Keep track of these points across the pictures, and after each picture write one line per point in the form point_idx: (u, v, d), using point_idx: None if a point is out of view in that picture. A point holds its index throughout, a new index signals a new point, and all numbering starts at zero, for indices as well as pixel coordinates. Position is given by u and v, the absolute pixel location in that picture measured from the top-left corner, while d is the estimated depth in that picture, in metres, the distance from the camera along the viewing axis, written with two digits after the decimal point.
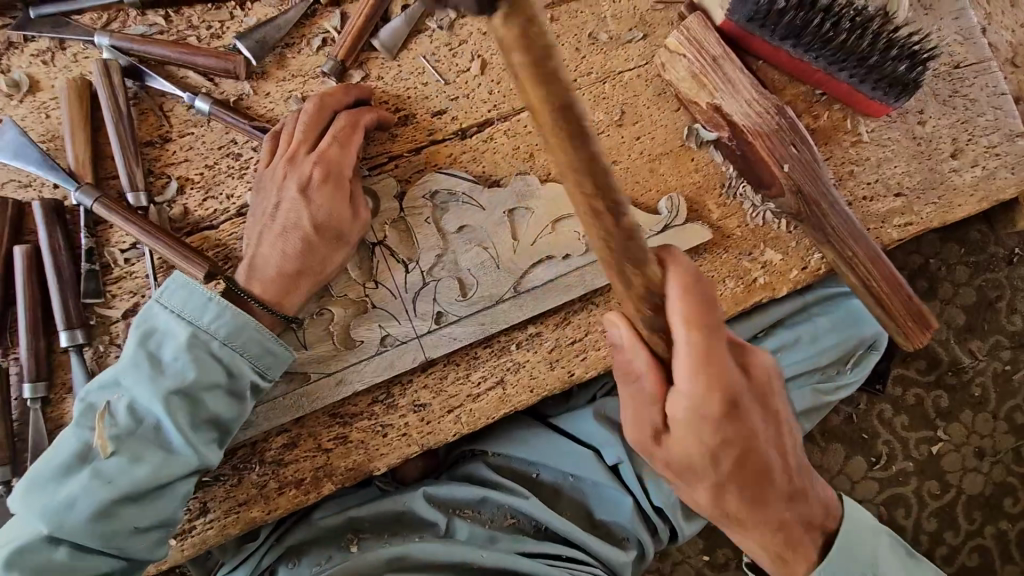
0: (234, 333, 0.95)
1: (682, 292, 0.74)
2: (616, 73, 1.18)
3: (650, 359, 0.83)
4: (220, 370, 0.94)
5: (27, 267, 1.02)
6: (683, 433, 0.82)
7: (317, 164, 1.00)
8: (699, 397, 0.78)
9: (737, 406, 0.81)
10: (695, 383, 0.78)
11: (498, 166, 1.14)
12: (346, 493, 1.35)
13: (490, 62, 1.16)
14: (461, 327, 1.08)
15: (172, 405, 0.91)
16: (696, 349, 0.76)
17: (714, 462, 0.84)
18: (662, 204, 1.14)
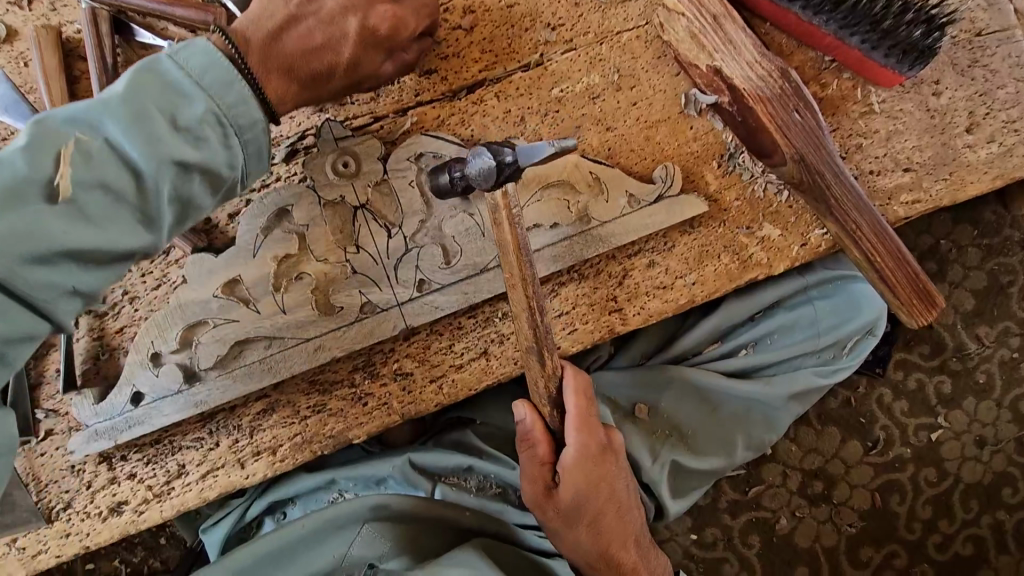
0: (248, 121, 0.72)
1: (576, 384, 0.90)
2: (614, 33, 1.12)
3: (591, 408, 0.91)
4: (220, 146, 0.70)
5: None
6: (574, 475, 0.90)
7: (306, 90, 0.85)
8: (585, 450, 0.90)
9: (606, 461, 0.92)
10: (580, 444, 0.90)
11: (486, 131, 1.10)
12: (333, 454, 1.37)
13: (482, 19, 1.11)
14: (443, 296, 1.04)
15: (159, 172, 0.67)
16: (581, 416, 0.90)
17: (592, 501, 0.92)
18: (656, 172, 1.09)
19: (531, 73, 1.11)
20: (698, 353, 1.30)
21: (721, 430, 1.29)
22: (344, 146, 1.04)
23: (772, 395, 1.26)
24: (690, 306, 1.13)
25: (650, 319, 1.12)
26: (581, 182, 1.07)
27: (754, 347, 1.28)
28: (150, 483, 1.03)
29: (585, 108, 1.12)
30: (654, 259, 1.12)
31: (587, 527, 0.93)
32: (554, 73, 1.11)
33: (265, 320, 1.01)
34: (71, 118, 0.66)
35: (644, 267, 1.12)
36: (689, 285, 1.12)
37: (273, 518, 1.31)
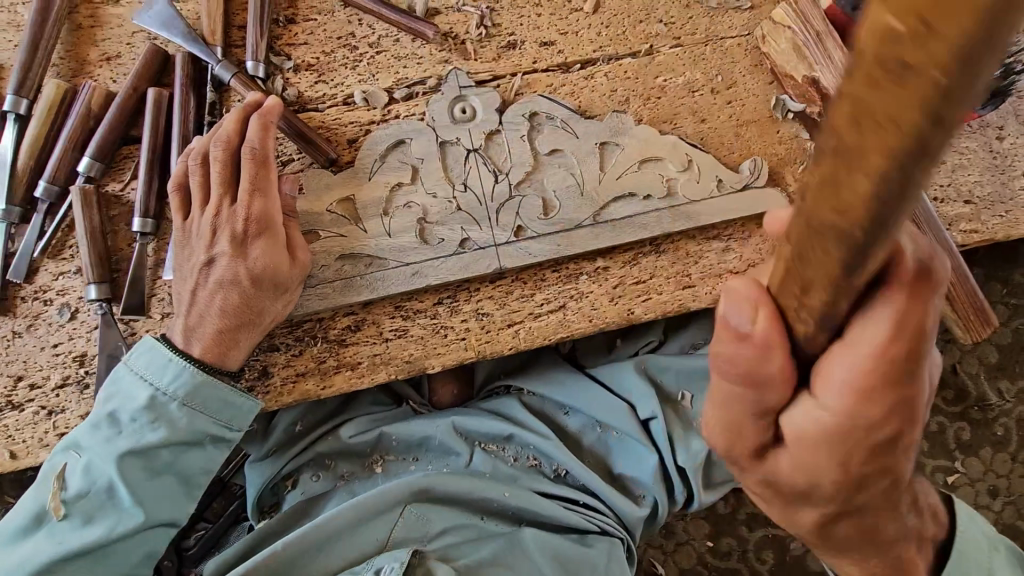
0: (192, 391, 0.97)
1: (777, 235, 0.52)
2: (718, 38, 1.23)
3: (873, 352, 0.56)
4: (182, 430, 0.97)
5: (156, 108, 1.06)
6: (873, 413, 0.59)
7: (245, 219, 0.98)
8: (875, 369, 0.56)
9: (911, 397, 0.59)
10: (867, 377, 0.57)
11: (592, 104, 1.18)
12: (380, 410, 1.30)
13: (604, 5, 1.22)
14: (538, 244, 1.11)
15: (140, 442, 0.94)
16: (883, 341, 0.54)
17: (843, 469, 0.65)
18: (744, 164, 1.18)
19: (639, 60, 1.21)
20: None
21: None
22: (465, 93, 1.13)
23: None
24: (759, 295, 1.20)
25: (721, 299, 1.18)
26: (677, 161, 1.15)
27: None
28: None
29: (683, 99, 1.21)
30: (731, 245, 1.19)
31: (841, 505, 0.70)
32: (659, 64, 1.21)
33: (369, 239, 1.07)
34: (127, 416, 0.95)
35: (720, 250, 1.18)
36: (760, 274, 1.19)
37: (309, 473, 1.25)
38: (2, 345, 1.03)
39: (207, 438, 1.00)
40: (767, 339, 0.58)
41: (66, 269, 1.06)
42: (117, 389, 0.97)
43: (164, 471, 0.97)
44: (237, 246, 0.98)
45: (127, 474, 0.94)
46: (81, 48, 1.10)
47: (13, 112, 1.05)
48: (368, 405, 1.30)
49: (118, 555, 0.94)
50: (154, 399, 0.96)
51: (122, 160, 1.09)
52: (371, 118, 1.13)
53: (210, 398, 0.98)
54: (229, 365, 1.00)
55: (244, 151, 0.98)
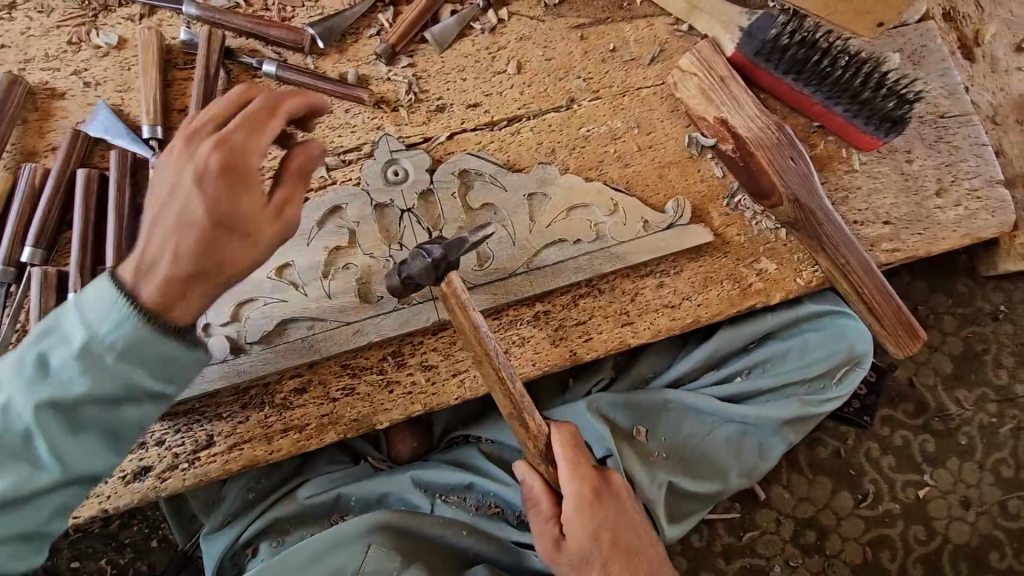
0: (87, 362, 0.78)
1: (564, 441, 1.03)
2: (635, 88, 1.32)
3: (579, 458, 1.03)
4: (52, 443, 0.79)
5: (88, 189, 1.10)
6: (579, 527, 1.04)
7: (217, 146, 0.81)
8: (581, 490, 1.03)
9: (601, 500, 1.05)
10: (577, 488, 1.03)
11: (520, 158, 1.25)
12: (334, 470, 1.30)
13: (525, 66, 1.30)
14: (476, 295, 1.15)
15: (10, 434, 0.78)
16: (573, 458, 1.03)
17: (598, 542, 1.05)
18: (668, 205, 1.24)
19: (563, 113, 1.29)
20: (695, 378, 1.35)
21: (714, 458, 1.32)
22: (396, 156, 1.18)
23: (764, 421, 1.29)
24: (697, 326, 1.24)
25: (658, 334, 1.22)
26: (603, 206, 1.21)
27: (749, 374, 1.33)
28: (177, 451, 1.07)
29: (607, 146, 1.28)
30: (664, 280, 1.24)
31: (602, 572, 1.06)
32: (582, 115, 1.29)
33: (311, 302, 1.11)
34: None
35: (654, 286, 1.23)
36: (694, 305, 1.24)
37: (269, 540, 1.24)
38: None
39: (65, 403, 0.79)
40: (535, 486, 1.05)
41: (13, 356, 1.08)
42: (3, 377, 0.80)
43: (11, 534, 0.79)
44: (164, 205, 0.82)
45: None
46: (28, 140, 1.15)
47: None
48: (325, 465, 1.31)
49: None
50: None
51: (64, 244, 1.12)
52: (310, 186, 1.19)
53: (128, 317, 0.78)
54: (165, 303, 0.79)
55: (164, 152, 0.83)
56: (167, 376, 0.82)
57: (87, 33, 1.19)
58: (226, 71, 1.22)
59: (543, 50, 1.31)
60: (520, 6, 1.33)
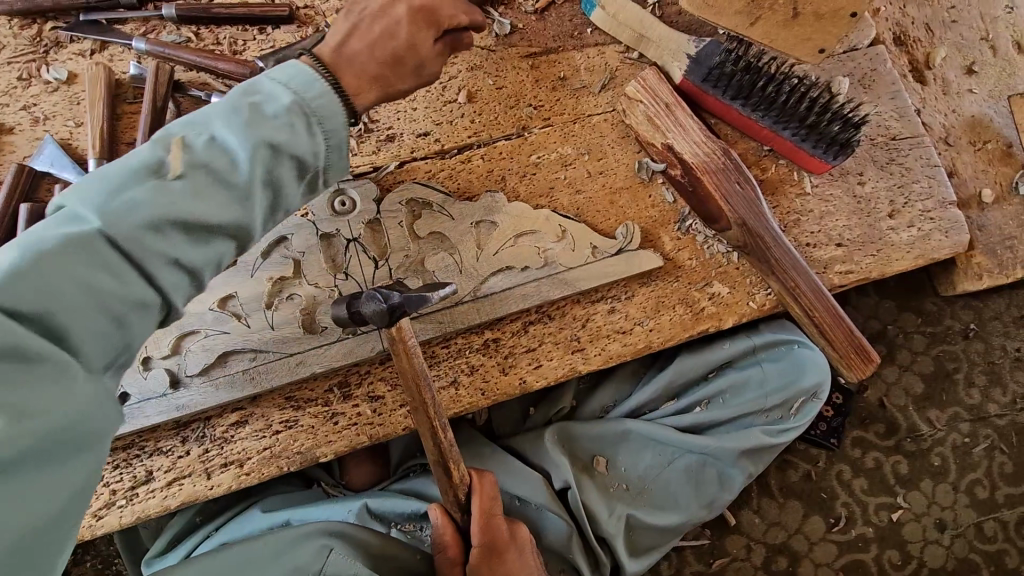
0: (166, 187, 0.68)
1: (480, 493, 1.02)
2: (585, 116, 1.33)
3: (491, 511, 1.03)
4: (141, 283, 0.68)
5: (29, 225, 1.09)
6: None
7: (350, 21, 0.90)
8: (487, 542, 1.02)
9: (504, 554, 1.04)
10: (486, 540, 1.02)
11: (470, 186, 1.26)
12: (287, 495, 1.29)
13: (476, 95, 1.32)
14: (423, 324, 1.15)
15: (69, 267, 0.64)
16: (485, 510, 1.02)
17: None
18: (618, 230, 1.24)
19: (513, 141, 1.30)
20: (655, 408, 1.34)
21: (674, 490, 1.30)
22: (344, 187, 1.17)
23: (722, 452, 1.28)
24: (648, 351, 1.24)
25: (609, 360, 1.21)
26: (551, 233, 1.20)
27: (708, 404, 1.32)
28: (114, 487, 1.05)
29: (557, 173, 1.29)
30: (615, 306, 1.23)
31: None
32: (533, 143, 1.30)
33: (252, 335, 1.10)
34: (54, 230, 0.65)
35: (605, 312, 1.23)
36: (646, 331, 1.23)
37: None
38: None
39: (166, 223, 0.68)
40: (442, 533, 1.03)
41: None
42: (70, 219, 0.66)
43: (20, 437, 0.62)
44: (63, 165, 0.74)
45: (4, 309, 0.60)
46: None
47: None
48: (279, 488, 1.31)
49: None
50: (67, 248, 0.64)
51: None
52: None
53: (295, 86, 0.77)
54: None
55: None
56: (313, 144, 0.76)
57: (38, 68, 1.20)
58: (175, 104, 1.23)
59: (493, 79, 1.33)
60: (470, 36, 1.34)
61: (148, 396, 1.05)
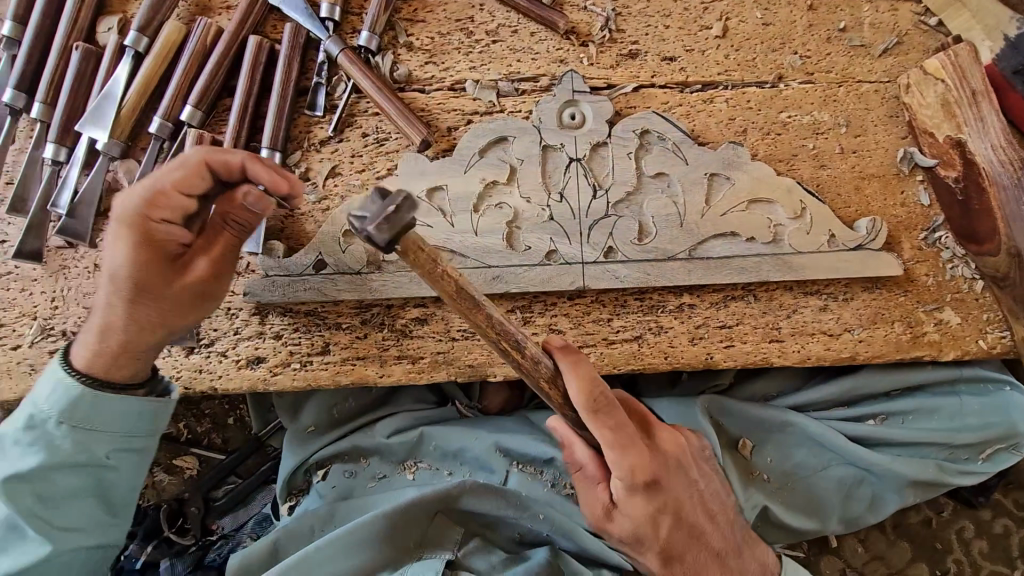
0: (69, 412, 0.91)
1: (581, 389, 0.79)
2: (855, 80, 1.14)
3: (608, 419, 0.82)
4: (50, 406, 0.92)
5: (257, 60, 1.04)
6: (634, 513, 0.89)
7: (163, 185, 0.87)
8: (636, 474, 0.85)
9: (660, 485, 0.88)
10: (626, 475, 0.84)
11: (706, 131, 1.11)
12: (419, 409, 1.26)
13: (736, 27, 1.14)
14: (626, 268, 1.05)
15: (13, 495, 0.91)
16: (613, 433, 0.82)
17: (656, 530, 0.93)
18: (861, 222, 1.09)
19: (767, 91, 1.13)
20: (821, 409, 1.20)
21: (820, 497, 1.18)
22: (577, 99, 1.07)
23: (889, 474, 1.15)
24: (850, 362, 1.11)
25: (807, 360, 1.10)
26: (789, 208, 1.07)
27: (885, 420, 1.18)
28: (293, 350, 1.05)
29: (805, 140, 1.12)
30: (829, 305, 1.10)
31: (660, 554, 0.95)
32: (787, 98, 1.13)
33: (456, 235, 1.04)
34: (38, 488, 0.92)
35: (816, 308, 1.10)
36: (855, 340, 1.10)
37: (341, 467, 1.23)
38: (83, 275, 1.04)
39: (85, 436, 0.93)
40: (583, 457, 0.92)
41: None
42: (47, 438, 0.92)
43: (111, 457, 0.95)
44: (134, 309, 0.90)
45: (15, 501, 0.91)
46: None
47: (131, 49, 1.02)
48: (411, 403, 1.27)
49: (71, 513, 0.94)
50: (53, 392, 0.92)
51: (220, 112, 1.07)
52: (476, 109, 1.09)
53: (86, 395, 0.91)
54: (116, 377, 0.93)
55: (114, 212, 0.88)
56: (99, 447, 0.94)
57: None
58: None
59: (761, 13, 1.14)
60: None
61: (344, 271, 1.03)
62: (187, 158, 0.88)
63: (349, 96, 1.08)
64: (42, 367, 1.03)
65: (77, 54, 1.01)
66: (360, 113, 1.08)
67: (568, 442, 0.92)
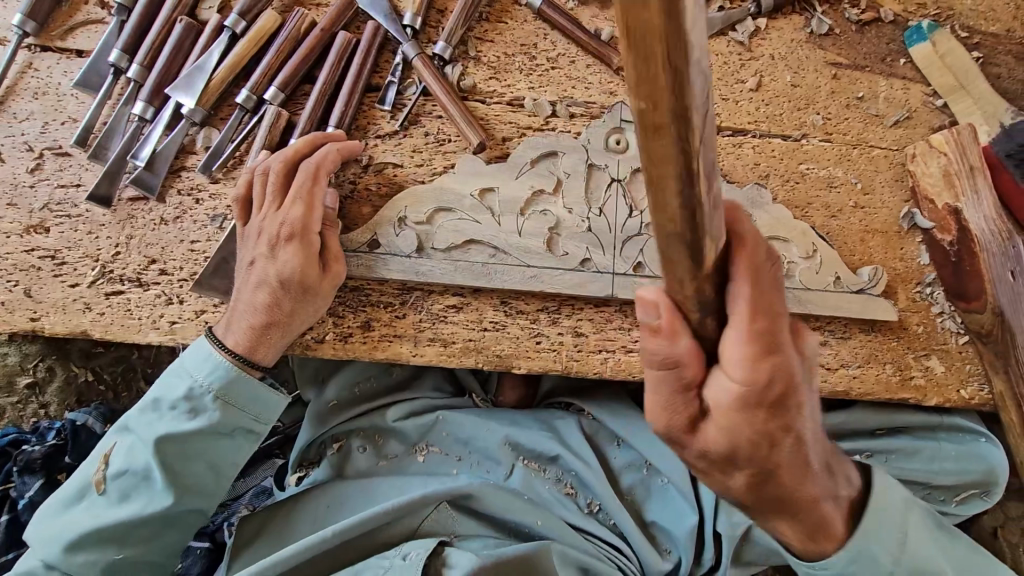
0: (224, 388, 1.03)
1: (743, 234, 0.65)
2: (867, 145, 1.27)
3: (763, 284, 0.65)
4: (205, 377, 1.03)
5: (341, 54, 1.14)
6: (731, 424, 0.71)
7: (298, 194, 1.03)
8: (757, 371, 0.67)
9: (787, 396, 0.71)
10: (751, 375, 0.68)
11: (734, 171, 1.23)
12: (439, 396, 1.33)
13: (768, 84, 1.27)
14: (652, 283, 1.14)
15: (156, 451, 1.01)
16: (765, 328, 0.65)
17: (763, 449, 0.75)
18: (864, 269, 1.20)
19: (789, 143, 1.26)
20: None
21: None
22: (624, 127, 1.18)
23: None
24: (843, 396, 1.20)
25: None
26: (802, 248, 1.18)
27: (870, 457, 1.27)
28: (336, 321, 1.12)
29: (820, 192, 1.24)
30: (829, 341, 1.20)
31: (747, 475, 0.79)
32: (807, 151, 1.26)
33: (501, 233, 1.13)
34: (171, 446, 1.02)
35: (817, 342, 1.20)
36: (849, 377, 1.20)
37: (358, 444, 1.28)
38: (147, 228, 1.11)
39: (229, 411, 1.04)
40: (683, 355, 0.69)
41: (218, 179, 1.12)
42: (192, 401, 1.03)
43: (237, 432, 1.06)
44: (280, 300, 1.02)
45: (160, 457, 1.02)
46: None
47: (229, 29, 1.12)
48: (430, 390, 1.33)
49: (189, 474, 1.04)
50: (200, 362, 1.04)
51: (298, 95, 1.16)
52: (530, 124, 1.20)
53: (222, 383, 1.03)
54: (257, 360, 1.04)
55: (276, 216, 1.03)
56: (234, 420, 1.05)
57: None
58: None
59: (791, 75, 1.28)
60: (785, 24, 1.29)
61: (393, 253, 1.11)
62: (299, 151, 1.05)
63: (417, 97, 1.18)
64: (95, 307, 1.08)
65: (179, 26, 1.11)
66: (425, 114, 1.18)
67: (672, 328, 0.66)
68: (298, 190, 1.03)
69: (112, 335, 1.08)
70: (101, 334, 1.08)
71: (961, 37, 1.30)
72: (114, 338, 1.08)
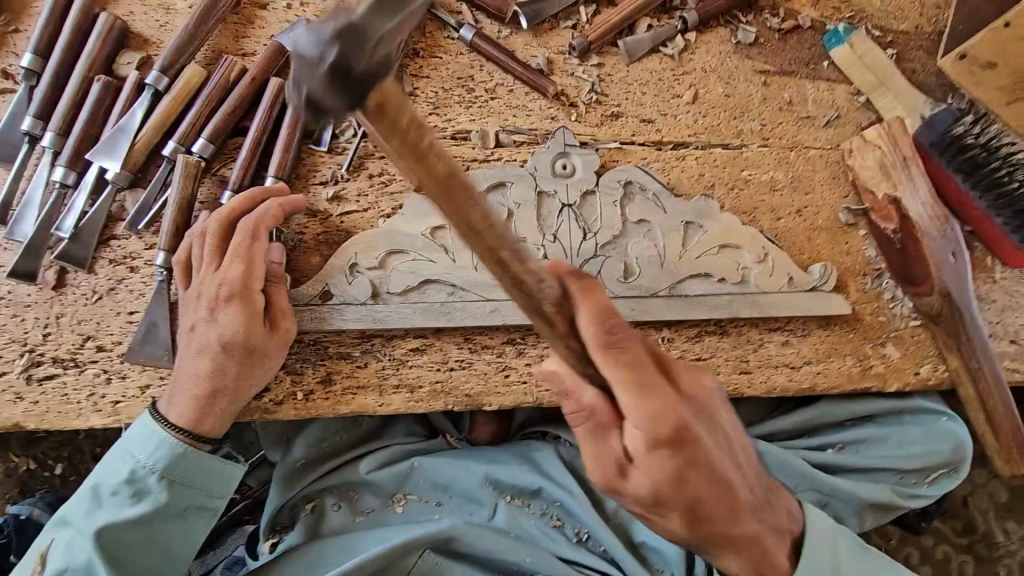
0: (171, 466, 0.97)
1: (592, 312, 0.70)
2: (803, 146, 1.32)
3: (628, 356, 0.75)
4: (147, 457, 0.97)
5: (273, 99, 1.10)
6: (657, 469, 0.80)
7: (239, 253, 0.99)
8: (655, 420, 0.77)
9: (688, 434, 0.80)
10: (647, 421, 0.77)
11: (679, 183, 1.25)
12: (412, 441, 1.28)
13: (703, 96, 1.30)
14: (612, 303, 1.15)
15: (100, 543, 0.94)
16: (623, 367, 0.74)
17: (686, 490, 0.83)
18: (815, 266, 1.23)
19: (730, 151, 1.29)
20: (784, 438, 1.32)
21: None
22: (569, 151, 1.19)
23: (848, 497, 1.25)
24: (809, 392, 1.23)
25: (773, 390, 1.21)
26: (753, 252, 1.20)
27: (842, 448, 1.30)
28: (294, 378, 1.07)
29: (764, 196, 1.28)
30: (790, 340, 1.22)
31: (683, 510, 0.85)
32: (747, 158, 1.29)
33: (457, 268, 1.11)
34: (117, 535, 0.95)
35: (779, 343, 1.22)
36: (813, 374, 1.22)
37: (331, 502, 1.22)
38: (79, 304, 1.04)
39: (178, 490, 0.98)
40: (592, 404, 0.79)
41: (152, 244, 1.06)
42: (137, 483, 0.97)
43: (187, 511, 1.00)
44: (229, 366, 0.97)
45: (104, 549, 0.94)
46: (223, 40, 1.14)
47: (151, 87, 1.07)
48: (403, 435, 1.29)
49: (139, 563, 0.97)
50: (140, 442, 0.97)
51: (232, 148, 1.12)
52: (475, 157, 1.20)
53: (168, 460, 0.97)
54: (205, 432, 0.99)
55: (216, 279, 0.98)
56: (184, 498, 0.99)
57: None
58: (422, 23, 1.23)
59: (724, 86, 1.31)
60: (712, 37, 1.33)
61: (348, 301, 1.07)
62: (235, 209, 1.01)
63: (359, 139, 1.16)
64: (27, 396, 1.00)
65: (95, 86, 1.06)
66: (367, 156, 1.16)
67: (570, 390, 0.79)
68: (236, 249, 0.99)
69: (49, 424, 1.00)
70: (38, 425, 1.00)
71: (875, 37, 1.37)
72: (52, 427, 1.00)
